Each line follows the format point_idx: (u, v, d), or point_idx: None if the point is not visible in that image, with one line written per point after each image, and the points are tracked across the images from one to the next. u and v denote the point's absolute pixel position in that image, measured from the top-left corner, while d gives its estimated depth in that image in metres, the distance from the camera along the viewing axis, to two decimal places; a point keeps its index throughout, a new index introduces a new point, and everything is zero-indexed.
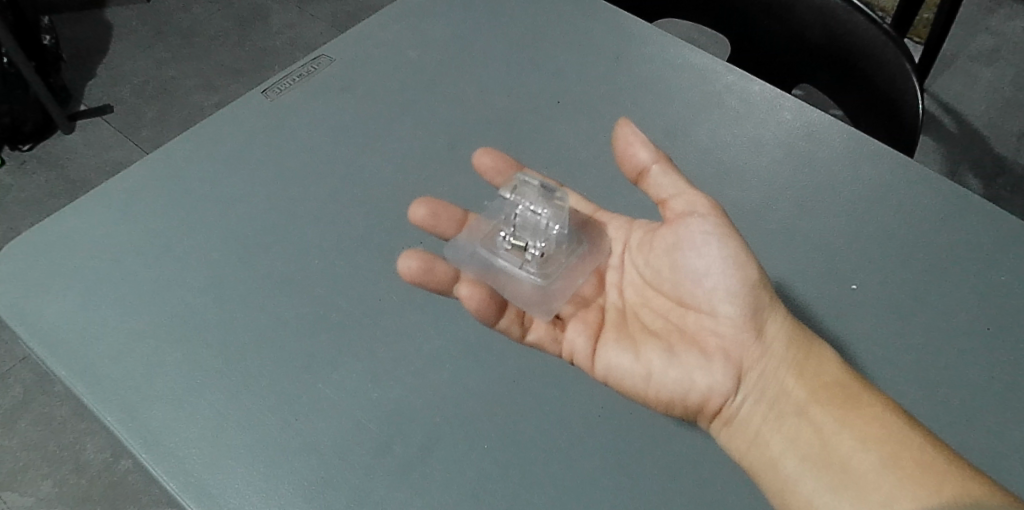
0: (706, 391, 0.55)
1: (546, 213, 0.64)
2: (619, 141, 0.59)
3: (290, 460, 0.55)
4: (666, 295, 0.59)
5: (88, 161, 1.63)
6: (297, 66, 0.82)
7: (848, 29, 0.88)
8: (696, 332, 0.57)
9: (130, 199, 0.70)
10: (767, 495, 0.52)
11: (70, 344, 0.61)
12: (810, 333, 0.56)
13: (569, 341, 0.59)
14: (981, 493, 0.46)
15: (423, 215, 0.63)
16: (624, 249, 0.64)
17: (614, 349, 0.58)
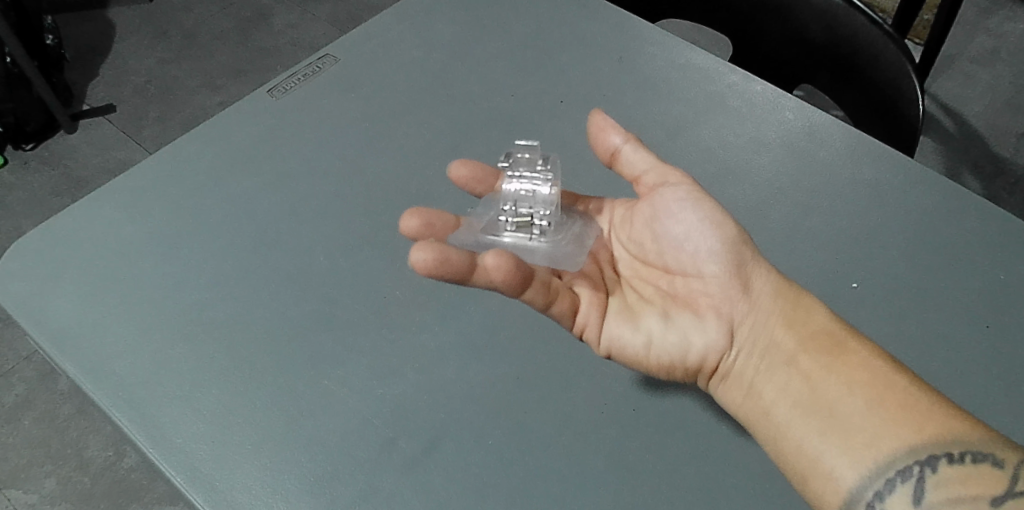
0: (703, 351, 0.58)
1: (539, 185, 0.67)
2: (592, 128, 0.63)
3: (297, 456, 0.55)
4: (654, 265, 0.62)
5: (91, 160, 1.64)
6: (302, 66, 0.83)
7: (849, 29, 0.89)
8: (687, 296, 0.60)
9: (136, 198, 0.71)
10: (763, 445, 0.54)
11: (78, 342, 0.61)
12: (792, 286, 0.58)
13: (580, 315, 0.59)
14: (962, 429, 0.48)
15: (416, 225, 0.61)
16: (610, 227, 0.67)
17: (612, 318, 0.59)
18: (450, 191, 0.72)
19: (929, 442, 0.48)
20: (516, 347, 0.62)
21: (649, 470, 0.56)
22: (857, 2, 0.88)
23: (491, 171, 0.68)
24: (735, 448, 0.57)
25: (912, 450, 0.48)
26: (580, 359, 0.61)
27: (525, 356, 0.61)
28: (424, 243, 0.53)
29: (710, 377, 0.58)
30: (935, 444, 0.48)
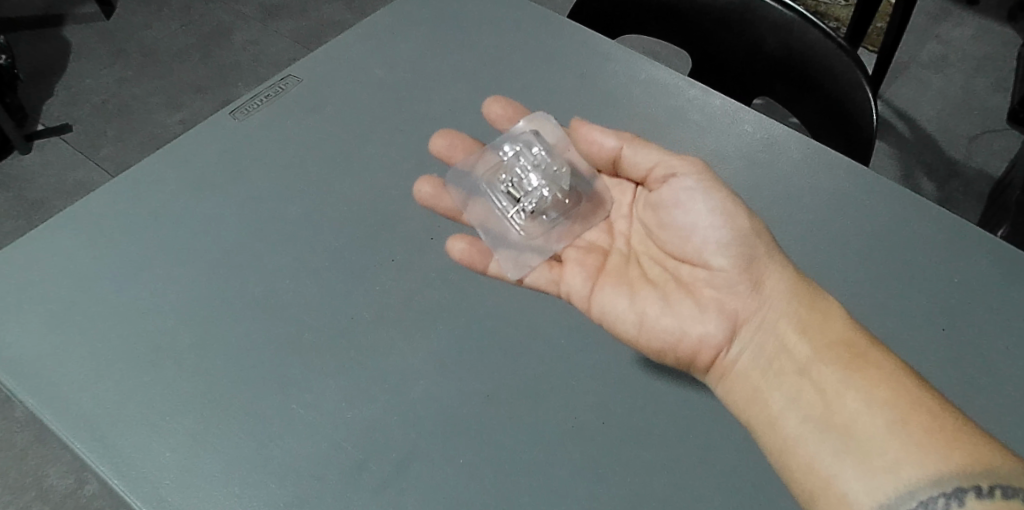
0: (699, 342, 0.61)
1: (544, 174, 0.75)
2: (582, 137, 0.71)
3: (266, 482, 0.55)
4: (669, 254, 0.67)
5: (47, 183, 1.61)
6: (265, 86, 0.82)
7: (802, 42, 0.93)
8: (692, 284, 0.64)
9: (95, 222, 0.69)
10: (768, 455, 0.56)
11: (36, 373, 0.60)
12: (810, 286, 0.60)
13: (569, 284, 0.66)
14: (991, 458, 0.48)
15: (442, 146, 0.75)
16: (632, 202, 0.73)
17: (610, 296, 0.64)
18: (418, 208, 0.72)
19: (954, 472, 0.48)
20: (486, 364, 0.62)
21: (619, 484, 0.57)
22: (810, 16, 0.91)
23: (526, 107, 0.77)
24: (702, 458, 0.58)
25: (936, 480, 0.48)
26: (549, 375, 0.62)
27: (496, 372, 0.62)
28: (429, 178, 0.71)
29: (704, 370, 0.61)
30: (959, 475, 0.48)
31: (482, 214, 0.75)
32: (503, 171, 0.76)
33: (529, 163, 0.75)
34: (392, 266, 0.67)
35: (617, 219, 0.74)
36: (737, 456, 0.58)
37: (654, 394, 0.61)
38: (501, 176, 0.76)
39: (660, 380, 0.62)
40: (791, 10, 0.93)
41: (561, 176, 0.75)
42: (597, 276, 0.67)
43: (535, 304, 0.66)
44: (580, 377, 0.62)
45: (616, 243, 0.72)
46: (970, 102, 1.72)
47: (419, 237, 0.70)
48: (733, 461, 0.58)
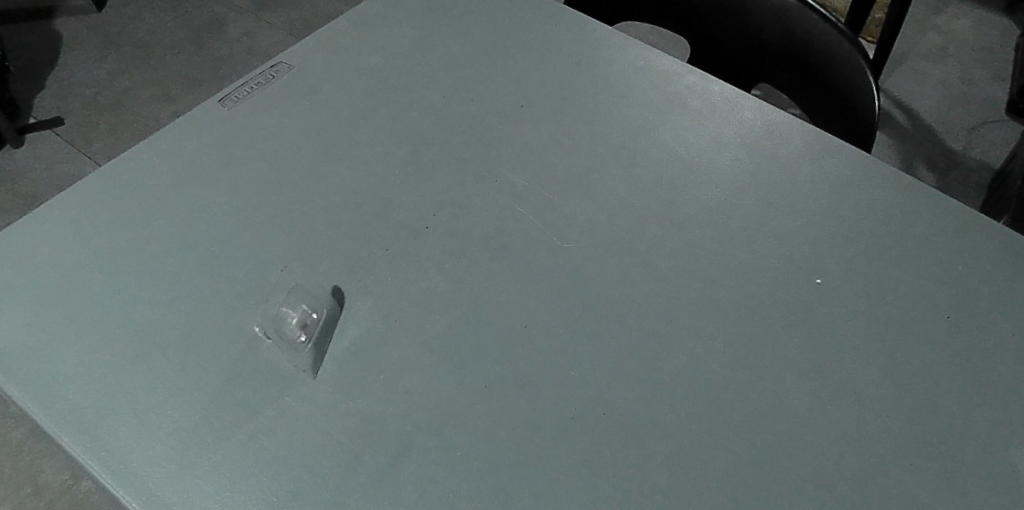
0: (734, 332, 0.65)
1: (525, 99, 0.83)
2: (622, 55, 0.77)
3: (259, 474, 0.52)
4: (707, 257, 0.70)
5: (39, 176, 1.61)
6: (257, 73, 0.81)
7: (803, 28, 0.92)
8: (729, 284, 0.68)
9: (83, 210, 0.67)
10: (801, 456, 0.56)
11: (22, 364, 0.57)
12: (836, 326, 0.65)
13: (595, 251, 0.70)
14: None
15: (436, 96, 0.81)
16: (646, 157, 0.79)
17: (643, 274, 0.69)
18: (414, 199, 0.71)
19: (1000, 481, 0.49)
20: (484, 355, 0.61)
21: (622, 473, 0.56)
22: (811, 2, 0.91)
23: (516, 121, 0.80)
24: (704, 448, 0.57)
25: None
26: (549, 368, 0.61)
27: (494, 364, 0.61)
28: (436, 164, 0.75)
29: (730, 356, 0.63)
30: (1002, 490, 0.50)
31: (479, 124, 0.79)
32: (492, 99, 0.82)
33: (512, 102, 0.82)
34: (388, 257, 0.66)
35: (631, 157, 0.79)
36: (739, 447, 0.58)
37: (653, 384, 0.61)
38: (489, 102, 0.82)
39: (659, 370, 0.62)
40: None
41: (534, 103, 0.82)
42: (622, 251, 0.70)
43: (533, 296, 0.66)
44: (579, 368, 0.61)
45: (634, 178, 0.77)
46: (969, 92, 1.71)
47: (415, 226, 0.69)
48: (735, 451, 0.57)
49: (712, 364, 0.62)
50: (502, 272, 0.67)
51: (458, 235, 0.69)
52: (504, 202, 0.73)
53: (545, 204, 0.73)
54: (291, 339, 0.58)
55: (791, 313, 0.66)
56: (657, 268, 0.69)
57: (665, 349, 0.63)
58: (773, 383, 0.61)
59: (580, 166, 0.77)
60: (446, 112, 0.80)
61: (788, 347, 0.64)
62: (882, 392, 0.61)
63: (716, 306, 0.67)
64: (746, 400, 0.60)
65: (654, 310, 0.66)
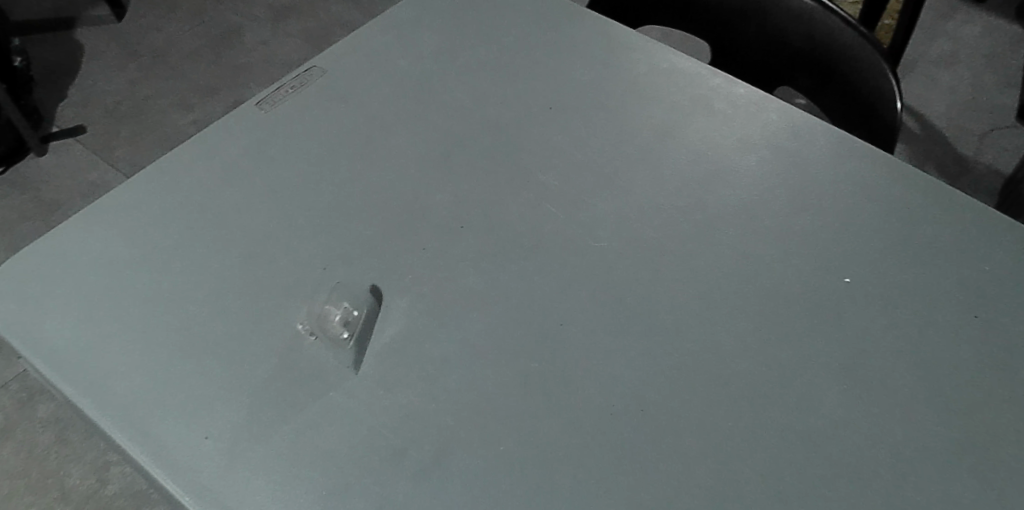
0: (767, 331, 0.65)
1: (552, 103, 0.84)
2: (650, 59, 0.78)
3: (307, 469, 0.53)
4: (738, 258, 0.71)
5: (62, 184, 1.63)
6: (290, 77, 0.82)
7: (823, 31, 0.92)
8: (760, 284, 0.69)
9: (125, 212, 0.68)
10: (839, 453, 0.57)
11: (73, 361, 0.58)
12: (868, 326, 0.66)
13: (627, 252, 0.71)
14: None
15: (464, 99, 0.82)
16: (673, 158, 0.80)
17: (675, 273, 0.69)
18: (447, 199, 0.72)
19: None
20: (522, 352, 0.62)
21: (661, 468, 0.56)
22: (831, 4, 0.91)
23: (544, 124, 0.81)
24: (740, 444, 0.58)
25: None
26: (585, 366, 0.62)
27: (532, 360, 0.62)
28: (467, 166, 0.76)
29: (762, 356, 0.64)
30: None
31: (508, 127, 0.80)
32: (520, 102, 0.83)
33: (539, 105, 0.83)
34: (424, 255, 0.67)
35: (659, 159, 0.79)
36: (776, 443, 0.58)
37: (687, 382, 0.62)
38: (517, 105, 0.83)
39: (693, 367, 0.63)
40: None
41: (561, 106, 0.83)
42: (653, 252, 0.71)
43: (567, 294, 0.67)
44: (615, 366, 0.62)
45: (662, 179, 0.78)
46: (981, 97, 1.71)
47: (449, 226, 0.70)
48: (772, 447, 0.58)
49: (745, 362, 0.63)
50: (535, 272, 0.68)
51: (493, 233, 0.70)
52: (536, 202, 0.74)
53: (575, 204, 0.74)
54: (333, 334, 0.59)
55: (822, 312, 0.67)
56: (688, 267, 0.70)
57: (698, 346, 0.64)
58: (806, 381, 0.62)
59: (609, 167, 0.78)
60: (474, 114, 0.81)
61: (819, 346, 0.64)
62: (915, 389, 0.61)
63: (746, 305, 0.67)
64: (781, 396, 0.61)
65: (687, 310, 0.67)
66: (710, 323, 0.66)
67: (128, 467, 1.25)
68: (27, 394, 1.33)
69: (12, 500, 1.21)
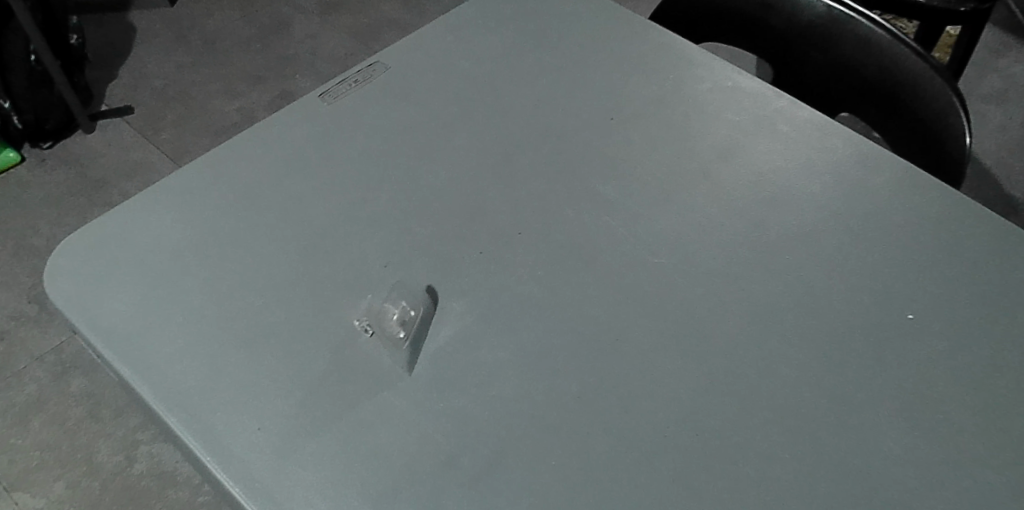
0: (827, 363, 0.63)
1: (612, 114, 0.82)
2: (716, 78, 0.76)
3: (358, 469, 0.52)
4: (798, 285, 0.69)
5: (108, 162, 1.66)
6: (353, 72, 0.82)
7: (892, 61, 0.90)
8: (821, 313, 0.67)
9: (185, 196, 0.69)
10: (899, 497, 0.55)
11: (130, 342, 0.58)
12: (933, 365, 0.63)
13: (685, 270, 0.69)
14: None
15: (525, 105, 0.81)
16: (732, 178, 0.78)
17: (733, 296, 0.68)
18: (504, 205, 0.71)
19: None
20: (575, 365, 0.61)
21: (714, 496, 0.55)
22: (903, 36, 0.90)
23: (604, 135, 0.80)
24: (798, 478, 0.56)
25: None
26: (639, 384, 0.60)
27: (586, 374, 0.61)
28: (524, 173, 0.75)
29: (822, 386, 0.61)
30: None
31: (566, 135, 0.79)
32: (580, 111, 0.82)
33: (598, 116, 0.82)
34: (480, 260, 0.66)
35: (719, 178, 0.78)
36: (834, 479, 0.56)
37: (743, 409, 0.60)
38: (577, 113, 0.82)
39: (750, 395, 0.61)
40: (881, 28, 0.91)
41: (621, 117, 0.82)
42: (712, 273, 0.69)
43: (623, 308, 0.65)
44: (670, 387, 0.61)
45: (722, 198, 0.76)
46: None
47: (506, 231, 0.69)
48: (830, 484, 0.56)
49: (803, 393, 0.61)
50: (591, 284, 0.67)
51: (550, 242, 0.69)
52: (594, 213, 0.72)
53: (633, 217, 0.73)
54: (389, 334, 0.59)
55: (883, 347, 0.64)
56: (747, 291, 0.68)
57: (755, 373, 0.62)
58: (866, 417, 0.60)
59: (668, 182, 0.77)
60: (533, 120, 0.80)
61: (879, 381, 0.62)
62: (982, 436, 0.59)
63: (805, 334, 0.65)
64: (841, 431, 0.59)
65: (743, 335, 0.65)
66: (769, 350, 0.64)
67: (156, 447, 1.26)
68: (62, 367, 1.35)
69: (41, 472, 1.23)
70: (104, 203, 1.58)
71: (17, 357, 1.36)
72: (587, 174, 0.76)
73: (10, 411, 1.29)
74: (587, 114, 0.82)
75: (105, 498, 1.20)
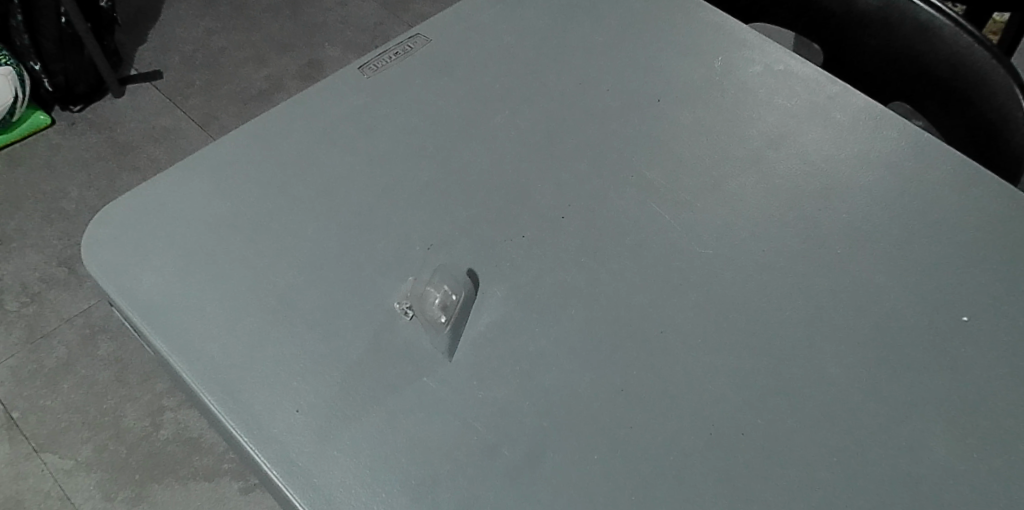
0: (877, 365, 0.61)
1: (658, 95, 0.79)
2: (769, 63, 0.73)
3: (397, 455, 0.52)
4: (849, 282, 0.66)
5: (137, 127, 1.65)
6: (393, 44, 0.80)
7: (951, 50, 0.84)
8: (871, 312, 0.64)
9: (222, 169, 0.67)
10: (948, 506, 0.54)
11: (169, 318, 0.58)
12: (986, 371, 0.61)
13: (732, 261, 0.67)
14: None
15: (569, 83, 0.79)
16: (782, 167, 0.74)
17: (782, 290, 0.65)
18: (547, 187, 0.69)
19: None
20: (618, 355, 0.59)
21: (758, 497, 0.53)
22: (964, 21, 0.83)
23: (650, 117, 0.77)
24: (843, 482, 0.55)
25: None
26: (683, 378, 0.59)
27: (629, 366, 0.59)
28: (568, 154, 0.72)
29: (872, 389, 0.60)
30: None
31: (611, 115, 0.76)
32: (626, 90, 0.79)
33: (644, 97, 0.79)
34: (523, 244, 0.65)
35: (767, 167, 0.74)
36: (879, 485, 0.55)
37: (790, 409, 0.58)
38: (622, 93, 0.79)
39: (798, 394, 0.59)
40: (941, 14, 0.84)
41: (668, 98, 0.79)
42: (760, 265, 0.67)
43: (668, 298, 0.63)
44: (716, 382, 0.59)
45: (771, 188, 0.73)
46: None
47: (549, 215, 0.67)
48: (877, 489, 0.54)
49: (853, 393, 0.59)
50: (635, 272, 0.65)
51: (593, 227, 0.67)
52: (640, 198, 0.70)
53: (679, 204, 0.70)
54: (431, 318, 0.57)
55: (937, 350, 0.62)
56: (796, 285, 0.66)
57: (803, 371, 0.60)
58: (915, 422, 0.58)
59: (716, 168, 0.74)
60: (578, 100, 0.77)
61: (930, 386, 0.60)
62: None
63: (857, 332, 0.63)
64: (889, 435, 0.57)
65: (792, 332, 0.63)
66: (818, 350, 0.62)
67: (182, 413, 1.26)
68: (90, 330, 1.36)
69: (70, 433, 1.24)
70: (132, 168, 1.58)
71: (47, 319, 1.37)
72: (633, 157, 0.73)
73: (40, 372, 1.30)
74: (633, 94, 0.79)
75: (132, 462, 1.21)
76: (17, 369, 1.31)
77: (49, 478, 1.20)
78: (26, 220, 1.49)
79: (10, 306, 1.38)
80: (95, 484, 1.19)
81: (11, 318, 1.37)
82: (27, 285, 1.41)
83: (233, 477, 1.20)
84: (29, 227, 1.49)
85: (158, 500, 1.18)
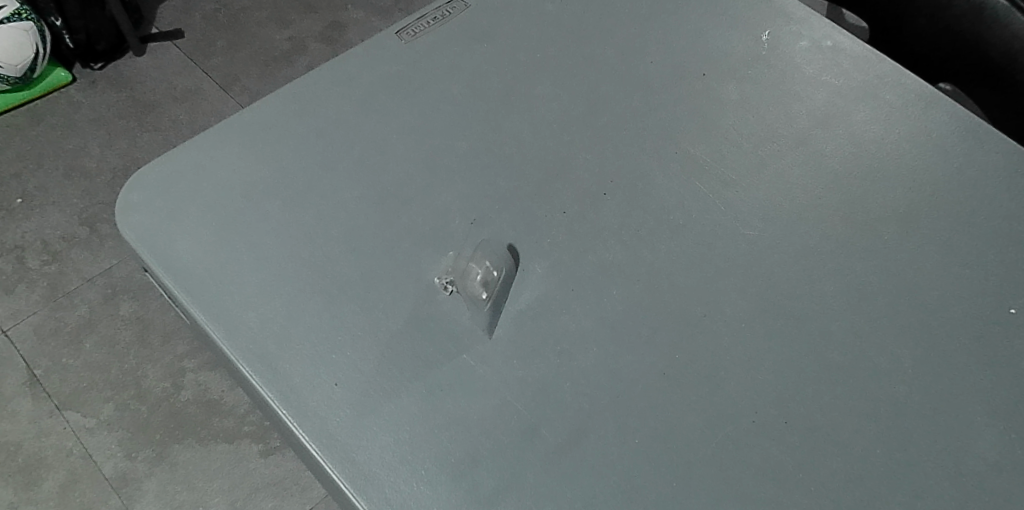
0: (924, 356, 0.58)
1: (699, 68, 0.75)
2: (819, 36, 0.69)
3: (438, 432, 0.51)
4: (896, 269, 0.63)
5: (158, 87, 1.63)
6: (431, 9, 0.78)
7: (1006, 35, 0.75)
8: (922, 301, 0.61)
9: (258, 135, 0.66)
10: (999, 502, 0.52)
11: (205, 286, 0.57)
12: None
13: (779, 242, 0.64)
14: None
15: (611, 53, 0.76)
16: (827, 148, 0.71)
17: (829, 274, 0.63)
18: (587, 162, 0.67)
19: None
20: (659, 339, 0.58)
21: (804, 486, 0.52)
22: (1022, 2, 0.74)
23: (693, 90, 0.74)
24: (893, 473, 0.53)
25: None
26: (726, 362, 0.57)
27: (672, 349, 0.57)
28: (608, 127, 0.70)
29: (919, 380, 0.57)
30: None
31: (653, 88, 0.73)
32: (669, 60, 0.76)
33: (688, 68, 0.75)
34: (564, 220, 0.63)
35: (812, 147, 0.71)
36: (928, 477, 0.53)
37: (837, 396, 0.56)
38: (664, 64, 0.75)
39: (845, 383, 0.57)
40: None
41: (712, 71, 0.75)
42: (807, 247, 0.64)
43: (711, 280, 0.61)
44: (759, 368, 0.57)
45: (817, 168, 0.69)
46: None
47: (590, 191, 0.65)
48: (926, 483, 0.52)
49: (900, 383, 0.57)
50: (676, 252, 0.63)
51: (636, 204, 0.65)
52: (682, 175, 0.67)
53: (722, 181, 0.68)
54: (473, 293, 0.56)
55: (982, 342, 0.59)
56: (843, 270, 0.63)
57: (851, 358, 0.58)
58: (963, 416, 0.56)
59: (760, 146, 0.70)
60: (619, 71, 0.74)
61: (980, 378, 0.57)
62: None
63: (904, 324, 0.60)
64: (939, 428, 0.55)
65: (837, 320, 0.60)
66: (864, 337, 0.59)
67: (202, 376, 1.27)
68: (112, 290, 1.36)
69: (92, 392, 1.25)
70: (153, 128, 1.56)
71: (69, 278, 1.37)
72: (674, 131, 0.70)
73: (62, 330, 1.31)
74: (675, 66, 0.75)
75: (153, 423, 1.22)
76: (40, 327, 1.31)
77: (72, 435, 1.21)
78: (47, 178, 1.49)
79: (32, 264, 1.38)
80: (116, 443, 1.20)
81: (33, 275, 1.37)
82: (49, 243, 1.41)
83: (253, 439, 1.21)
84: (50, 185, 1.48)
85: (178, 459, 1.19)
